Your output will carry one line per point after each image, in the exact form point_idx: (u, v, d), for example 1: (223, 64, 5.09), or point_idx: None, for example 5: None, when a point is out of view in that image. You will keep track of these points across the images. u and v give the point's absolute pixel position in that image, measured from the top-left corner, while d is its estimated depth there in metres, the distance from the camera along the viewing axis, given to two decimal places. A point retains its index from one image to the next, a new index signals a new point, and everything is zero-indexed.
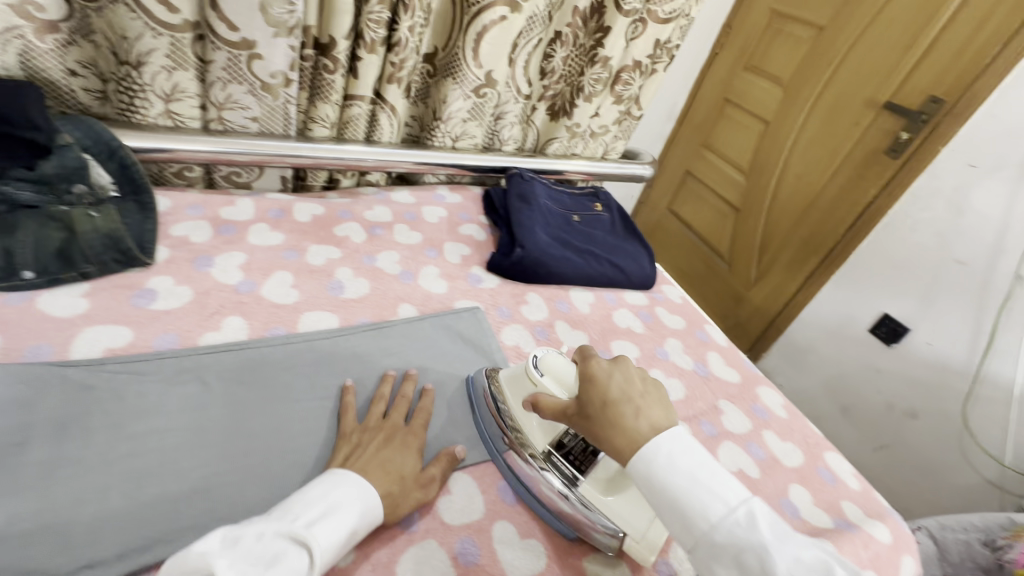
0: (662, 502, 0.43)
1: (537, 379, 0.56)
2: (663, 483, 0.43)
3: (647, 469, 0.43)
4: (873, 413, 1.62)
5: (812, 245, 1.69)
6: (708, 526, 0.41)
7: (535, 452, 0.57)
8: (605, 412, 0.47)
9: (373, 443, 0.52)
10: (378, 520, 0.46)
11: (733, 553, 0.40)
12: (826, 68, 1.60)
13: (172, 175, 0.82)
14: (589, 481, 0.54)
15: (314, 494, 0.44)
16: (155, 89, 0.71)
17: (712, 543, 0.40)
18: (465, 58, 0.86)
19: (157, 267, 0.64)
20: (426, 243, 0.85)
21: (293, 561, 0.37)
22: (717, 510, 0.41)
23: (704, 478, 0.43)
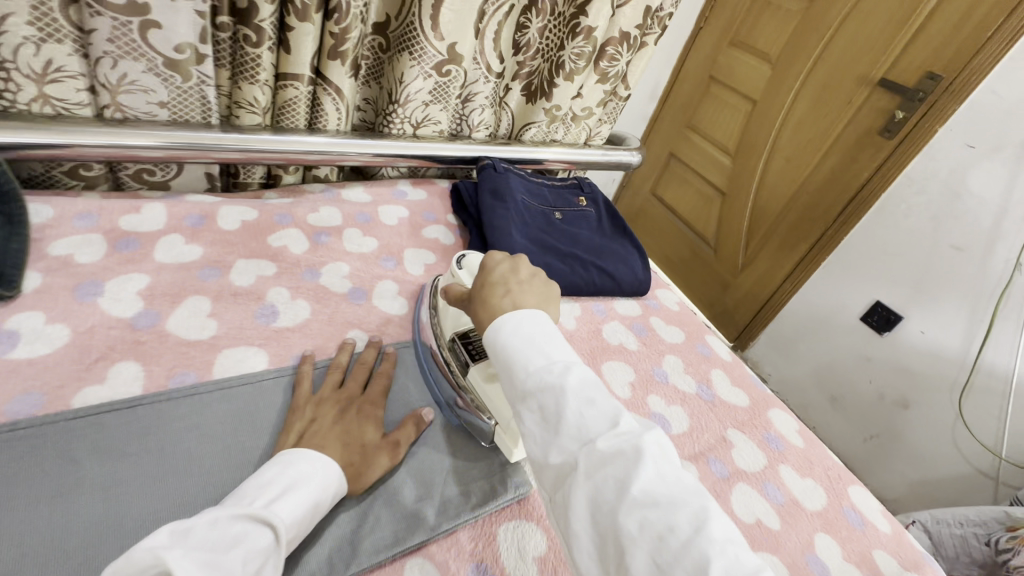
0: (498, 360, 0.43)
1: (455, 271, 0.61)
2: (504, 342, 0.44)
3: (492, 332, 0.45)
4: (864, 404, 1.56)
5: (801, 230, 1.60)
6: (525, 376, 0.41)
7: (442, 340, 0.59)
8: (481, 288, 0.51)
9: (328, 420, 0.47)
10: (344, 491, 0.43)
11: (539, 401, 0.39)
12: (816, 42, 1.49)
13: (63, 173, 0.67)
14: (477, 368, 0.55)
15: (270, 473, 0.40)
16: (21, 67, 0.56)
17: (524, 394, 0.40)
18: (423, 30, 0.72)
19: (23, 300, 0.49)
20: (382, 251, 0.72)
21: (254, 545, 0.34)
22: (535, 364, 0.41)
23: (539, 340, 0.43)
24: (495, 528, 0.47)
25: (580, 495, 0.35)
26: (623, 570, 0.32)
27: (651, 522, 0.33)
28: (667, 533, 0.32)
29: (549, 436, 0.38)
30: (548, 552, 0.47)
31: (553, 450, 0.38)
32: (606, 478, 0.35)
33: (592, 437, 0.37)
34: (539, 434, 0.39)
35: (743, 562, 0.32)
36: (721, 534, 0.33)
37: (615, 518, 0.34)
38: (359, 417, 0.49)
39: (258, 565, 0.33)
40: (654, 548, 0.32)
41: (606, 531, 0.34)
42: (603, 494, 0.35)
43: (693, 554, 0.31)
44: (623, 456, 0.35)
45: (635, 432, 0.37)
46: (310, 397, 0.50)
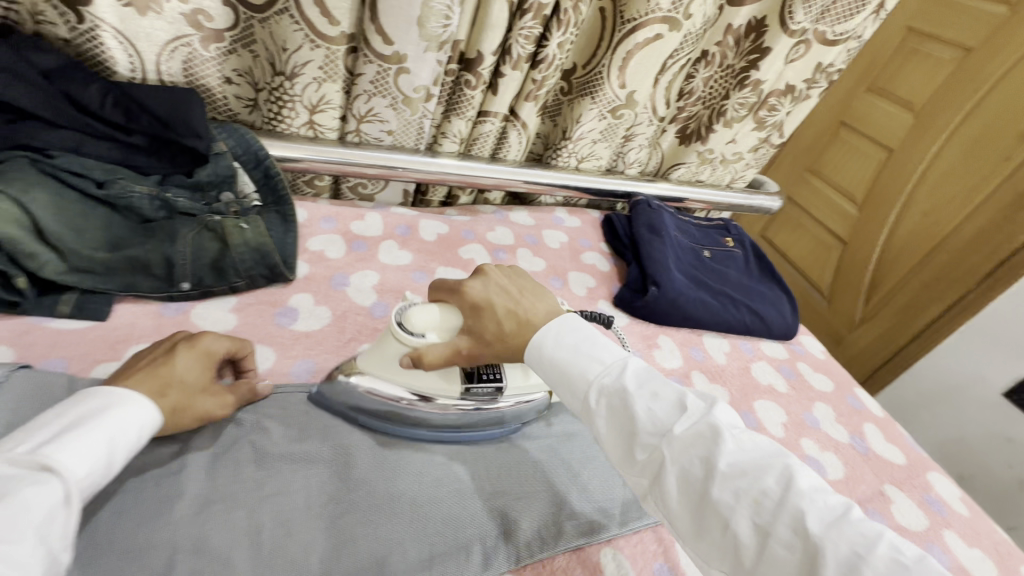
0: (554, 378, 0.46)
1: (415, 339, 0.49)
2: (552, 357, 0.47)
3: (536, 351, 0.47)
4: (1003, 491, 1.39)
5: (937, 290, 1.49)
6: (587, 384, 0.44)
7: (457, 395, 0.52)
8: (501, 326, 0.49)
9: (151, 357, 0.45)
10: (158, 419, 0.41)
11: (606, 405, 0.43)
12: (972, 94, 1.41)
13: (303, 183, 0.82)
14: (512, 377, 0.54)
15: (46, 418, 0.37)
16: (303, 100, 0.71)
17: (588, 404, 0.43)
18: (609, 77, 0.80)
19: (297, 283, 0.63)
20: (550, 271, 0.80)
21: (45, 488, 0.32)
22: (594, 370, 0.44)
23: (579, 347, 0.46)
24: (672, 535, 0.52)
25: (674, 480, 0.39)
26: (729, 536, 0.36)
27: (746, 491, 0.36)
28: (762, 497, 0.36)
29: (627, 435, 0.41)
30: None
31: (635, 448, 0.41)
32: (692, 459, 0.39)
33: (669, 426, 0.40)
34: (615, 435, 0.42)
35: (830, 505, 0.36)
36: (807, 484, 0.37)
37: (708, 493, 0.37)
38: (194, 350, 0.47)
39: (50, 509, 0.31)
40: (753, 511, 0.36)
41: (702, 505, 0.38)
42: (690, 471, 0.39)
43: (788, 510, 0.35)
44: (702, 438, 0.39)
45: (702, 410, 0.41)
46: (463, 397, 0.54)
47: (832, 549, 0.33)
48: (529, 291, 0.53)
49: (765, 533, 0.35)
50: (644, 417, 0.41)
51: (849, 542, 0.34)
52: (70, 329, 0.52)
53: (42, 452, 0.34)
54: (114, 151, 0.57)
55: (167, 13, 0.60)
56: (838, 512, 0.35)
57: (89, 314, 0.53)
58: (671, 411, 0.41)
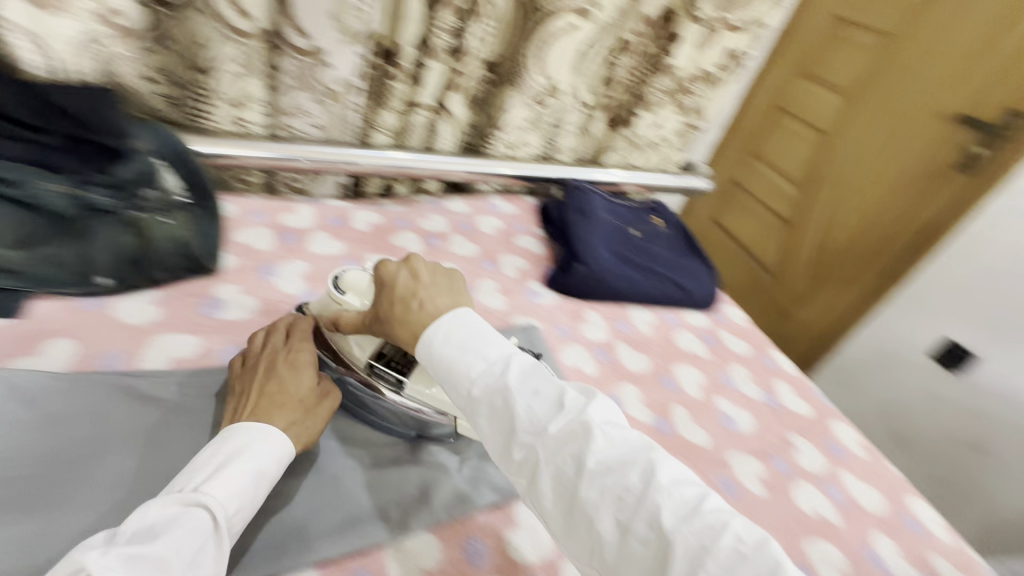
0: (439, 375, 0.44)
1: (338, 298, 0.54)
2: (438, 355, 0.44)
3: (423, 347, 0.45)
4: (934, 446, 1.49)
5: (867, 261, 1.59)
6: (469, 383, 0.42)
7: (358, 368, 0.53)
8: (392, 309, 0.48)
9: (258, 380, 0.50)
10: (292, 450, 0.46)
11: (488, 404, 0.41)
12: (891, 76, 1.51)
13: (233, 179, 0.82)
14: (412, 379, 0.53)
15: (210, 451, 0.43)
16: (224, 95, 0.72)
17: (472, 401, 0.42)
18: (529, 67, 0.84)
19: (223, 275, 0.64)
20: (483, 255, 0.84)
21: (195, 525, 0.38)
22: (478, 366, 0.42)
23: (465, 343, 0.44)
24: None
25: (547, 480, 0.38)
26: (594, 534, 0.36)
27: (610, 488, 0.37)
28: (624, 494, 0.36)
29: (507, 433, 0.40)
30: None
31: (513, 446, 0.40)
32: (565, 461, 0.38)
33: (544, 425, 0.39)
34: (495, 436, 0.41)
35: (686, 497, 0.37)
36: (668, 478, 0.37)
37: (577, 492, 0.37)
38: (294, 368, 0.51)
39: (195, 547, 0.37)
40: (617, 509, 0.36)
41: (572, 505, 0.38)
42: (563, 473, 0.38)
43: (646, 506, 0.36)
44: (575, 436, 0.38)
45: (578, 408, 0.40)
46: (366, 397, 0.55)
47: (680, 543, 0.34)
48: (440, 281, 0.49)
49: (624, 529, 0.36)
50: (523, 418, 0.39)
51: (699, 532, 0.35)
52: None
53: (197, 489, 0.40)
54: (23, 151, 0.55)
55: (77, 11, 0.58)
56: (692, 503, 0.36)
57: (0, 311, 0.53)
58: (549, 409, 0.40)
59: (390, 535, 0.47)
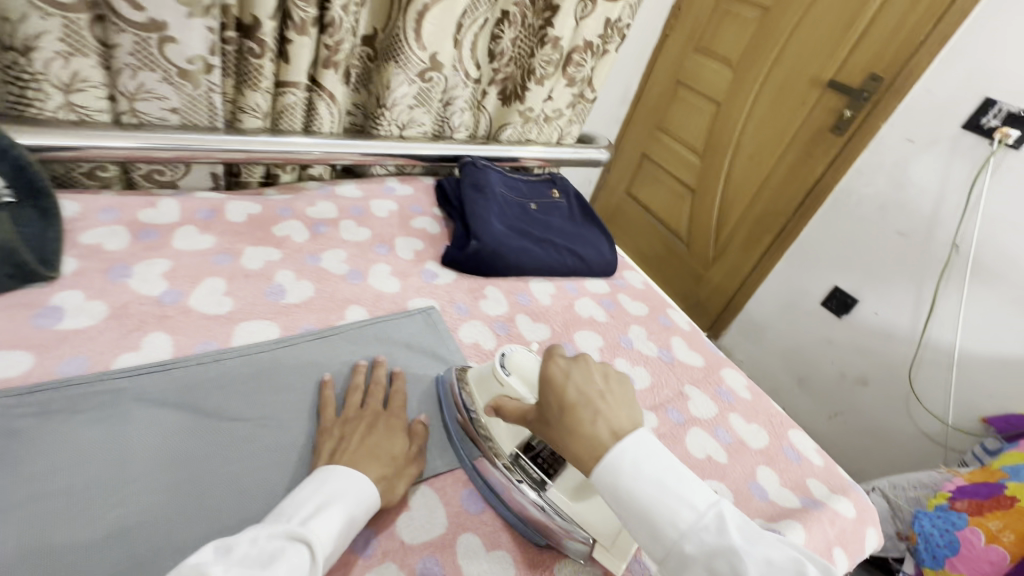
0: (632, 516, 0.41)
1: (503, 378, 0.54)
2: (630, 490, 0.41)
3: (613, 479, 0.41)
4: (828, 382, 1.65)
5: (764, 223, 1.70)
6: (678, 535, 0.39)
7: (502, 458, 0.55)
8: (563, 419, 0.45)
9: (359, 430, 0.52)
10: (379, 502, 0.47)
11: (706, 564, 0.38)
12: (772, 48, 1.61)
13: (82, 175, 0.73)
14: (558, 487, 0.52)
15: (308, 492, 0.44)
16: (51, 78, 0.63)
17: (684, 554, 0.39)
18: (408, 40, 0.80)
19: (63, 281, 0.57)
20: (375, 239, 0.80)
21: (301, 557, 0.38)
22: (686, 513, 0.39)
23: (660, 487, 0.40)
24: None
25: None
26: None
27: None
28: None
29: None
30: None
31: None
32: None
33: None
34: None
35: None
36: None
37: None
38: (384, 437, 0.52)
39: None
40: None
41: None
42: None
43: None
44: None
45: None
46: (352, 402, 0.55)
47: None
48: (613, 390, 0.48)
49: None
50: None
51: None
52: None
53: (302, 525, 0.41)
54: None
55: None
56: None
57: None
58: None
59: None
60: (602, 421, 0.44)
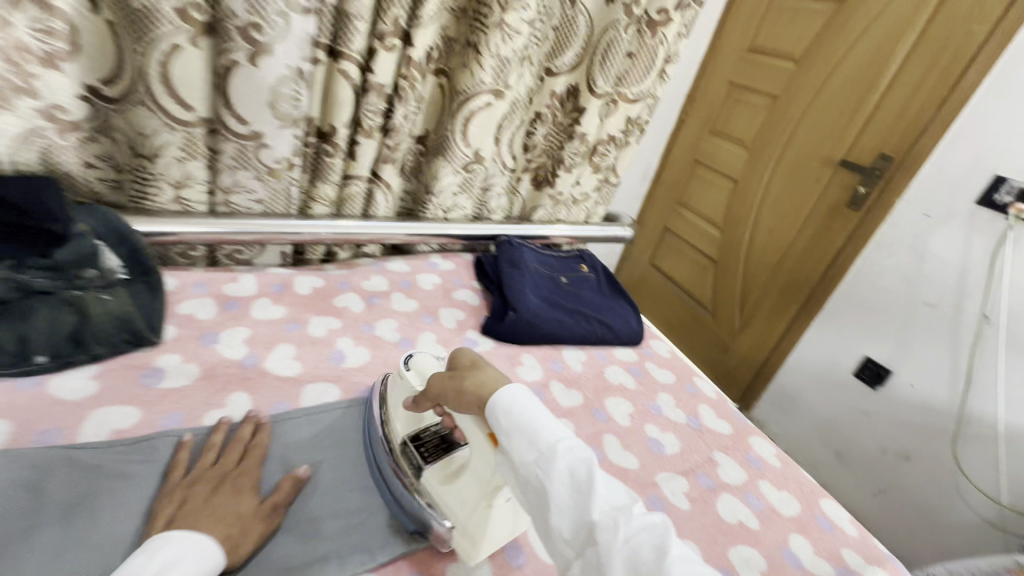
0: (518, 429, 0.47)
1: (402, 372, 0.64)
2: (522, 411, 0.48)
3: (512, 402, 0.49)
4: (869, 457, 1.59)
5: (789, 294, 1.72)
6: (552, 442, 0.46)
7: (393, 442, 0.59)
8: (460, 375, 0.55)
9: (202, 495, 0.50)
10: (222, 562, 0.45)
11: (567, 467, 0.45)
12: (783, 131, 1.71)
13: (177, 255, 0.85)
14: (431, 471, 0.56)
15: (137, 563, 0.41)
16: (167, 177, 0.76)
17: (552, 458, 0.45)
18: (456, 139, 0.93)
19: (164, 345, 0.66)
20: (422, 309, 0.89)
21: None
22: (561, 434, 0.47)
23: (546, 417, 0.48)
24: None
25: (620, 558, 0.39)
26: None
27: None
28: None
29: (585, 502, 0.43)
30: None
31: (589, 512, 0.42)
32: (643, 544, 0.40)
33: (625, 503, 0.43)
34: (569, 505, 0.43)
35: None
36: None
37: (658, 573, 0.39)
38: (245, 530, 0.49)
39: None
40: None
41: None
42: (640, 553, 0.40)
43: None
44: (654, 523, 0.42)
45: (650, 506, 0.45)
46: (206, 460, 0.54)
47: None
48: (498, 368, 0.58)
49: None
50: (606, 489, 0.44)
51: None
52: None
53: None
54: None
55: (20, 109, 0.63)
56: None
57: None
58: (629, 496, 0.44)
59: (330, 574, 0.50)
60: (498, 378, 0.54)
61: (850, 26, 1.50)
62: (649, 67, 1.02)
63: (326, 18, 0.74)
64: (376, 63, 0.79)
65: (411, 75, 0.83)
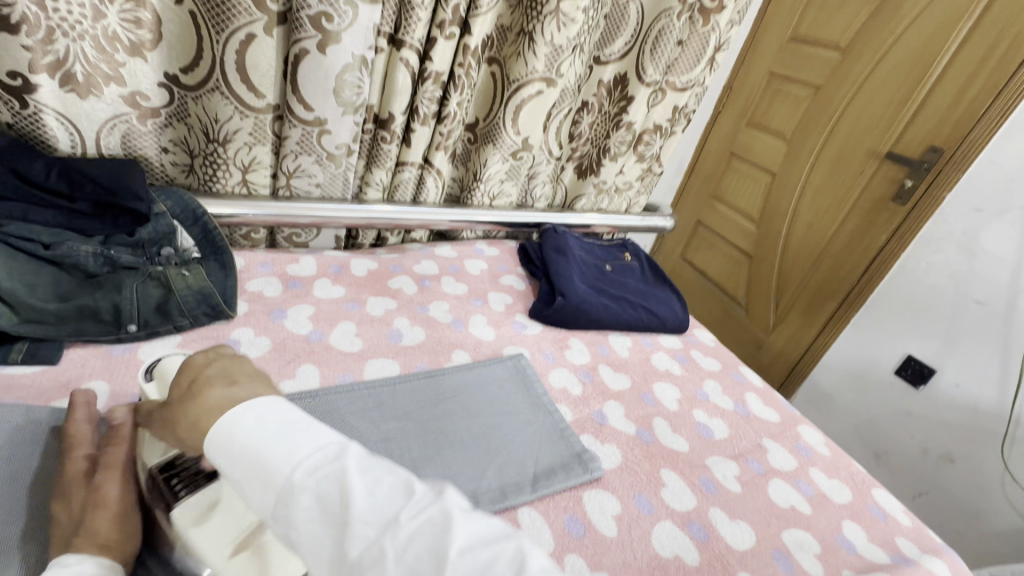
0: (242, 469, 0.37)
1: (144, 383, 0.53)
2: (245, 442, 0.38)
3: (229, 435, 0.39)
4: (909, 459, 1.54)
5: (827, 290, 1.68)
6: (286, 472, 0.36)
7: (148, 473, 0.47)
8: (191, 394, 0.44)
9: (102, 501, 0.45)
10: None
11: (311, 494, 0.36)
12: (826, 123, 1.67)
13: (240, 237, 0.89)
14: (180, 509, 0.43)
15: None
16: (236, 162, 0.80)
17: (291, 491, 0.36)
18: (505, 126, 0.95)
19: (237, 319, 0.70)
20: (472, 293, 0.91)
21: None
22: (302, 450, 0.37)
23: (276, 435, 0.38)
24: (581, 493, 0.62)
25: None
26: None
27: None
28: None
29: (340, 528, 0.34)
30: (623, 511, 0.60)
31: (346, 540, 0.34)
32: (418, 554, 0.33)
33: (390, 513, 0.35)
34: (325, 534, 0.35)
35: None
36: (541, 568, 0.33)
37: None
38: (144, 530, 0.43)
39: None
40: None
41: None
42: (417, 566, 0.33)
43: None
44: (429, 522, 0.34)
45: (430, 494, 0.36)
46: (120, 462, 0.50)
47: None
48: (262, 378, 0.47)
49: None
50: (360, 503, 0.35)
51: None
52: (22, 373, 0.57)
53: None
54: (58, 216, 0.64)
55: (107, 96, 0.69)
56: None
57: (41, 358, 0.58)
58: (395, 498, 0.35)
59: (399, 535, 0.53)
60: (228, 398, 0.42)
61: (899, 14, 1.46)
62: (698, 56, 1.02)
63: (389, 8, 0.77)
64: (434, 51, 0.82)
65: (467, 63, 0.86)
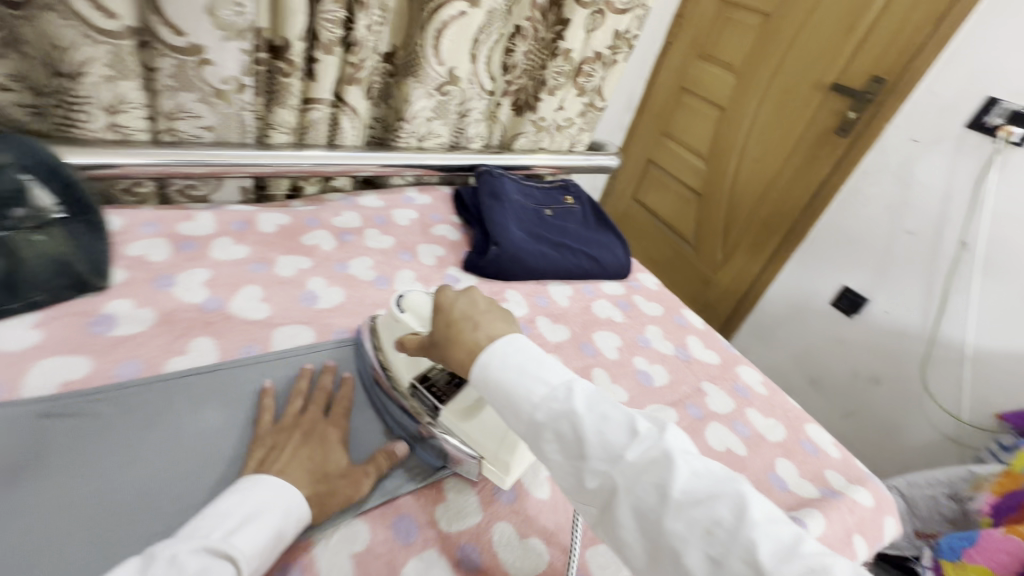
0: (495, 398, 0.43)
1: (398, 316, 0.60)
2: (496, 379, 0.43)
3: (480, 372, 0.44)
4: (841, 382, 1.63)
5: (771, 226, 1.70)
6: (531, 408, 0.41)
7: (400, 386, 0.57)
8: (447, 329, 0.49)
9: None
10: (307, 512, 0.46)
11: (554, 430, 0.40)
12: (774, 54, 1.62)
13: (121, 191, 0.77)
14: (448, 408, 0.54)
15: (230, 503, 0.43)
16: (97, 101, 0.67)
17: (536, 427, 0.41)
18: (427, 56, 0.84)
19: (114, 290, 0.61)
20: (399, 246, 0.84)
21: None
22: (538, 391, 0.42)
23: (522, 375, 0.43)
24: None
25: (626, 513, 0.37)
26: (680, 569, 0.35)
27: (698, 520, 0.35)
28: (715, 527, 0.35)
29: (578, 460, 0.39)
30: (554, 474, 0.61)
31: (585, 475, 0.39)
32: (647, 489, 0.37)
33: (621, 452, 0.38)
34: (563, 464, 0.40)
35: (780, 535, 0.35)
36: (760, 513, 0.36)
37: (661, 523, 0.36)
38: None
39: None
40: (705, 542, 0.35)
41: (657, 539, 0.36)
42: (643, 500, 0.37)
43: (740, 540, 0.34)
44: (655, 463, 0.37)
45: (654, 435, 0.39)
46: None
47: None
48: (496, 310, 0.50)
49: (717, 564, 0.34)
50: (595, 445, 0.39)
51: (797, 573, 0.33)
52: None
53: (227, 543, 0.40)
54: None
55: None
56: (788, 543, 0.35)
57: None
58: (623, 437, 0.39)
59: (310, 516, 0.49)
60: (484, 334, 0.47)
61: None
62: None
63: None
64: None
65: None
